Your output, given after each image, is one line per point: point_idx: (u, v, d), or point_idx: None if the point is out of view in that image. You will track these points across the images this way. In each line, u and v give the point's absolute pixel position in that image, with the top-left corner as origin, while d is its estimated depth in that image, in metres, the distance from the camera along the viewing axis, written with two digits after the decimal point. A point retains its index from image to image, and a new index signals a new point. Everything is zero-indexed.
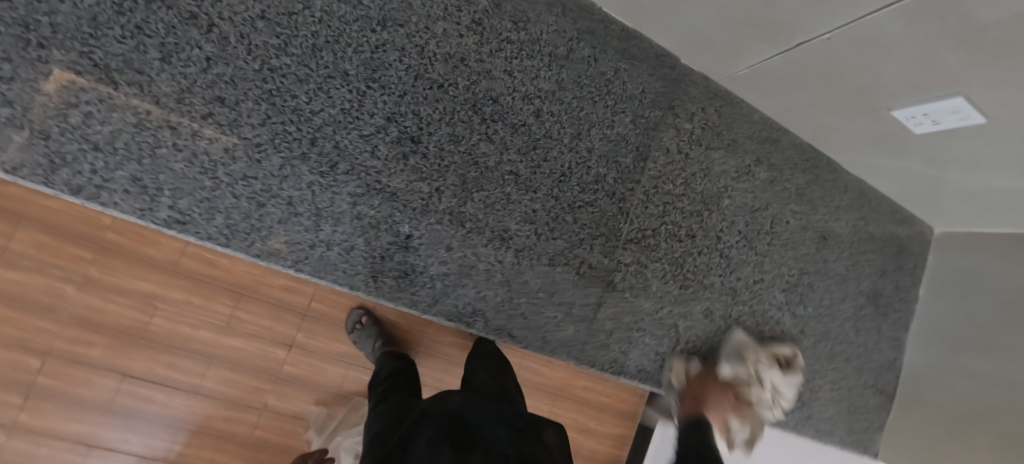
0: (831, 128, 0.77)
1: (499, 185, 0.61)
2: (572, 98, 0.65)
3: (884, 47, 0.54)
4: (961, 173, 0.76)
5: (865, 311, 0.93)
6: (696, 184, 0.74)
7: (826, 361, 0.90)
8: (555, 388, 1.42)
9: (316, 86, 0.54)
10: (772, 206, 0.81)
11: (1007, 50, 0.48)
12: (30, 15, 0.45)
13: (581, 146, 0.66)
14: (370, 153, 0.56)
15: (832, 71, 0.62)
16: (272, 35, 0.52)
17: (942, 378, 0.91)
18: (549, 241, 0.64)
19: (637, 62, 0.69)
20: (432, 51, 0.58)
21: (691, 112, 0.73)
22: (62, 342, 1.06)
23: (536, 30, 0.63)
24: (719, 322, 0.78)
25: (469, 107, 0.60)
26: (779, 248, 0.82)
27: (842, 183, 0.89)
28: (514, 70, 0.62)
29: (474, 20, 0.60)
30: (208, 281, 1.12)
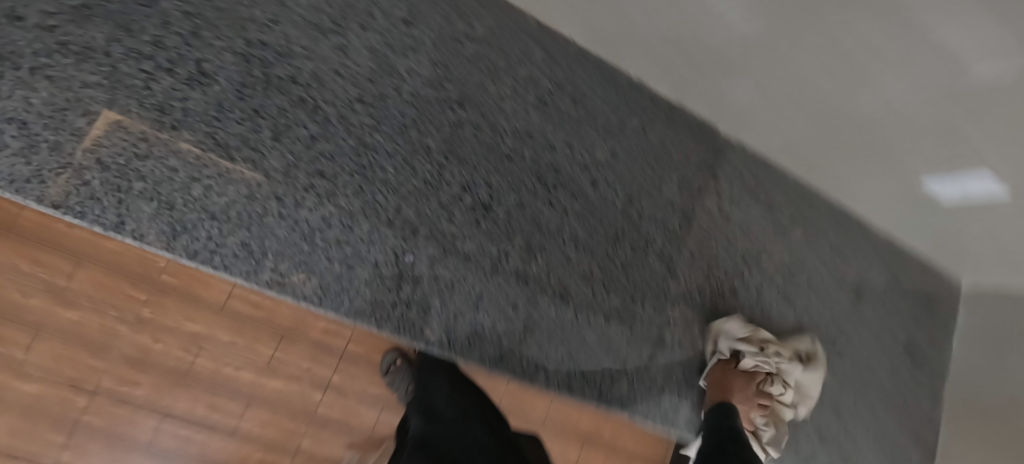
0: (860, 191, 0.82)
1: (560, 247, 0.67)
2: (624, 166, 0.71)
3: (916, 124, 0.60)
4: (989, 236, 0.79)
5: (900, 363, 0.95)
6: (736, 243, 0.79)
7: (867, 415, 0.91)
8: None
9: (403, 160, 0.60)
10: (806, 261, 0.86)
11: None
12: (165, 100, 0.52)
13: (632, 210, 0.71)
14: (448, 220, 0.61)
15: (866, 143, 0.68)
16: (368, 115, 0.59)
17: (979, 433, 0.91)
18: (605, 299, 0.69)
19: (680, 133, 0.75)
20: (504, 127, 0.65)
21: (730, 176, 0.79)
22: (109, 380, 1.02)
23: (592, 106, 0.70)
24: (762, 377, 0.80)
25: (534, 175, 0.66)
26: (814, 302, 0.86)
27: (870, 239, 0.93)
28: (573, 142, 0.68)
29: (539, 100, 0.67)
30: (254, 322, 1.09)
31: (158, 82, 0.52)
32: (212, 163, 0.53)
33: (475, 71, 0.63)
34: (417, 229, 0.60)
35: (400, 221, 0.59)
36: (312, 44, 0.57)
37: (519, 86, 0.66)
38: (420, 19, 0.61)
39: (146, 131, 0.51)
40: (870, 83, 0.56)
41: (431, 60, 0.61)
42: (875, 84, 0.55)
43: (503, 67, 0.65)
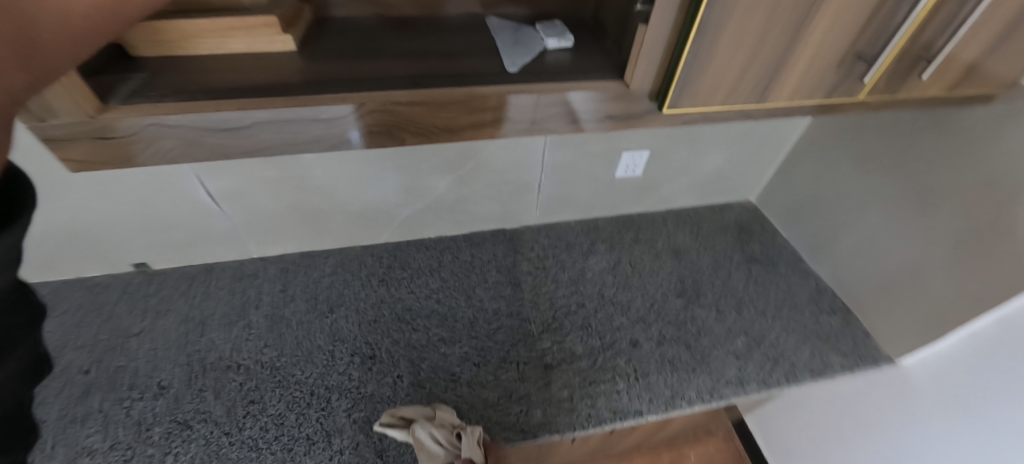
0: (615, 202, 1.16)
1: (437, 351, 0.91)
2: (456, 281, 1.03)
3: (568, 165, 1.02)
4: (696, 166, 1.12)
5: (753, 269, 1.11)
6: (562, 276, 1.06)
7: (762, 319, 1.01)
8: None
9: (306, 361, 0.88)
10: (624, 257, 1.11)
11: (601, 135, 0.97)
12: (140, 415, 0.81)
13: (475, 300, 1.00)
14: (348, 379, 0.86)
15: (569, 185, 1.07)
16: (274, 351, 0.90)
17: (858, 266, 1.02)
18: (488, 365, 0.89)
19: (482, 244, 1.11)
20: (365, 307, 0.98)
21: (531, 245, 1.12)
22: None
23: (416, 264, 1.06)
24: (648, 344, 0.95)
25: (397, 321, 0.95)
26: (650, 275, 1.08)
27: (659, 217, 1.22)
28: (413, 289, 1.01)
29: (380, 280, 1.03)
30: None
31: (135, 406, 0.81)
32: (177, 437, 0.78)
33: (333, 291, 1.00)
34: (330, 396, 0.84)
35: (316, 399, 0.83)
36: (227, 332, 0.92)
37: (364, 280, 1.02)
38: (291, 284, 1.01)
39: (130, 441, 0.78)
40: (520, 161, 0.98)
41: (304, 299, 0.98)
42: (522, 162, 0.98)
43: (351, 278, 1.03)
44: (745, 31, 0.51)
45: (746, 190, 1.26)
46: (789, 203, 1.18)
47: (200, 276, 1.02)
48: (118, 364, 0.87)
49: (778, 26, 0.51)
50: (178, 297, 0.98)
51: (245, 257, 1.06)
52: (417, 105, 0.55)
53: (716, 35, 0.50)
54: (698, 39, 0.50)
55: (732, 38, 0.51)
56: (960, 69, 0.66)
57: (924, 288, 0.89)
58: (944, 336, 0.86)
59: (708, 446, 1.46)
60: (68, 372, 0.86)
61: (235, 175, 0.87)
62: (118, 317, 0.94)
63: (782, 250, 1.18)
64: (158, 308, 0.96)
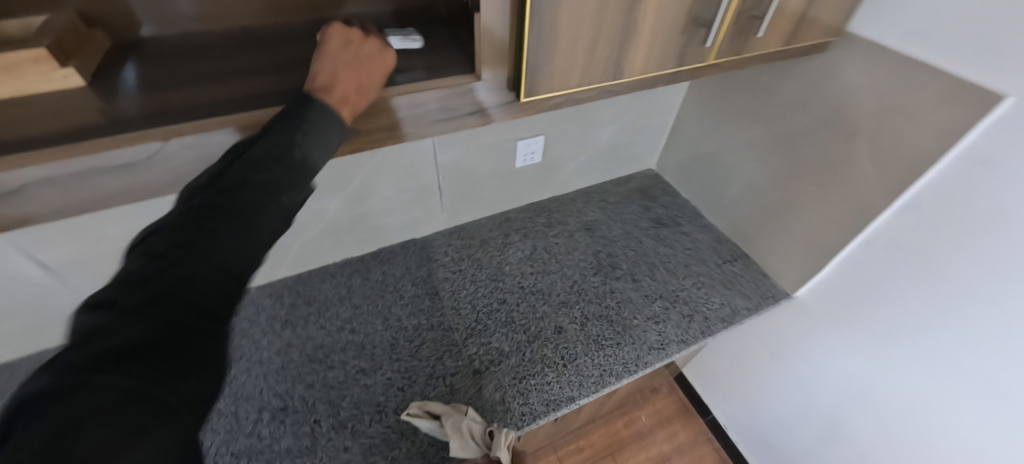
0: (522, 191, 1.15)
1: (357, 383, 0.85)
2: (368, 304, 0.97)
3: (464, 164, 0.99)
4: (593, 143, 1.13)
5: (662, 233, 1.16)
6: (480, 276, 1.03)
7: (675, 279, 1.05)
8: (633, 433, 1.46)
9: (205, 430, 0.78)
10: (540, 244, 1.11)
11: (489, 130, 0.94)
12: None
13: (392, 321, 0.94)
14: (259, 439, 0.77)
15: (470, 183, 1.04)
16: None
17: (748, 212, 1.10)
18: (413, 386, 0.84)
19: (392, 259, 1.05)
20: (269, 354, 0.89)
21: (444, 250, 1.08)
22: None
23: (322, 294, 0.98)
24: (573, 326, 0.95)
25: (308, 361, 0.88)
26: (567, 257, 1.08)
27: (568, 199, 1.23)
28: (322, 323, 0.94)
29: (284, 321, 0.94)
30: None
31: None
32: None
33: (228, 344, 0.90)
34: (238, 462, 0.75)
35: None
36: None
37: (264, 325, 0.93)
38: None
39: None
40: (411, 167, 0.93)
41: None
42: (413, 168, 0.93)
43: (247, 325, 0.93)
44: (582, 7, 0.49)
45: (646, 158, 1.31)
46: (682, 163, 1.24)
47: None
48: None
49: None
50: None
51: None
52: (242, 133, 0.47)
53: (553, 17, 0.48)
54: (536, 22, 0.48)
55: (572, 14, 0.49)
56: (792, 20, 0.70)
57: (801, 223, 0.97)
58: (823, 266, 0.94)
59: (656, 404, 1.53)
60: None
61: (72, 238, 0.74)
62: None
63: (684, 209, 1.24)
64: None
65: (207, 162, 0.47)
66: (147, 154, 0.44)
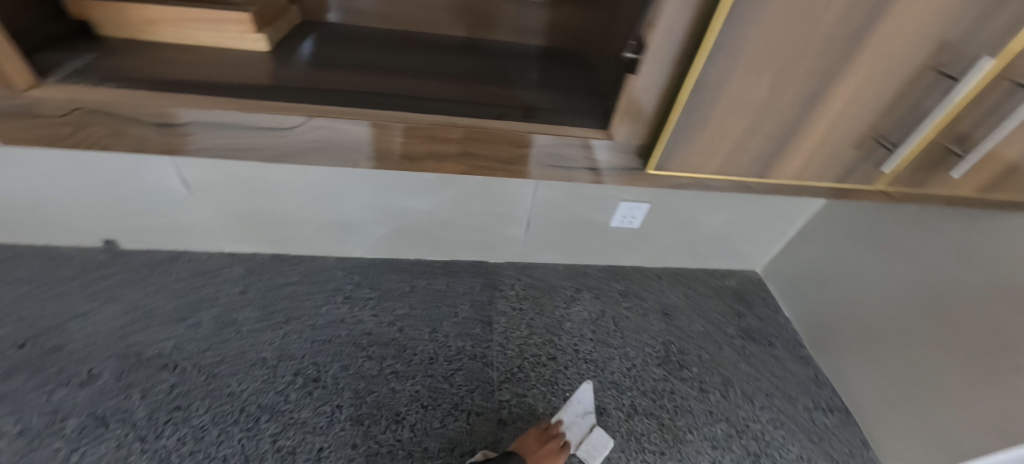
0: (607, 251, 1.09)
1: (385, 384, 0.84)
2: (423, 311, 0.97)
3: (559, 207, 0.96)
4: (699, 228, 1.04)
5: (748, 348, 1.02)
6: (537, 322, 0.98)
7: (748, 406, 0.91)
8: None
9: (245, 373, 0.83)
10: (608, 312, 1.03)
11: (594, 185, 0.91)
12: (59, 403, 0.75)
13: (438, 335, 0.93)
14: (284, 401, 0.80)
15: (558, 227, 1.01)
16: (215, 356, 0.84)
17: (863, 363, 0.92)
18: (436, 410, 0.81)
19: (459, 274, 1.05)
20: (321, 323, 0.92)
21: (511, 282, 1.05)
22: None
23: (386, 285, 1.01)
24: (616, 414, 0.86)
25: (351, 344, 0.89)
26: (633, 336, 0.99)
27: (652, 274, 1.14)
28: (376, 312, 0.95)
29: (345, 297, 0.97)
30: None
31: (56, 392, 0.77)
32: (89, 434, 0.73)
33: (293, 301, 0.95)
34: (260, 416, 0.78)
35: (246, 416, 0.77)
36: (172, 329, 0.88)
37: (328, 295, 0.97)
38: (253, 286, 0.97)
39: (38, 430, 0.72)
40: (508, 195, 0.92)
41: (260, 306, 0.93)
42: (510, 197, 0.93)
43: (314, 290, 0.98)
44: (748, 94, 0.45)
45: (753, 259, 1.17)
46: (794, 279, 1.09)
47: (164, 264, 0.98)
48: (52, 345, 0.83)
49: (787, 94, 0.46)
50: (134, 283, 0.94)
51: (214, 251, 1.02)
52: (371, 127, 0.47)
53: (712, 96, 0.44)
54: (692, 97, 0.44)
55: (737, 98, 0.45)
56: (999, 171, 0.57)
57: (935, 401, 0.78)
58: None
59: None
60: (3, 345, 0.82)
61: (213, 172, 0.83)
62: (68, 294, 0.90)
63: (782, 330, 1.08)
64: (111, 292, 0.92)
65: (332, 145, 0.49)
66: (291, 124, 0.47)
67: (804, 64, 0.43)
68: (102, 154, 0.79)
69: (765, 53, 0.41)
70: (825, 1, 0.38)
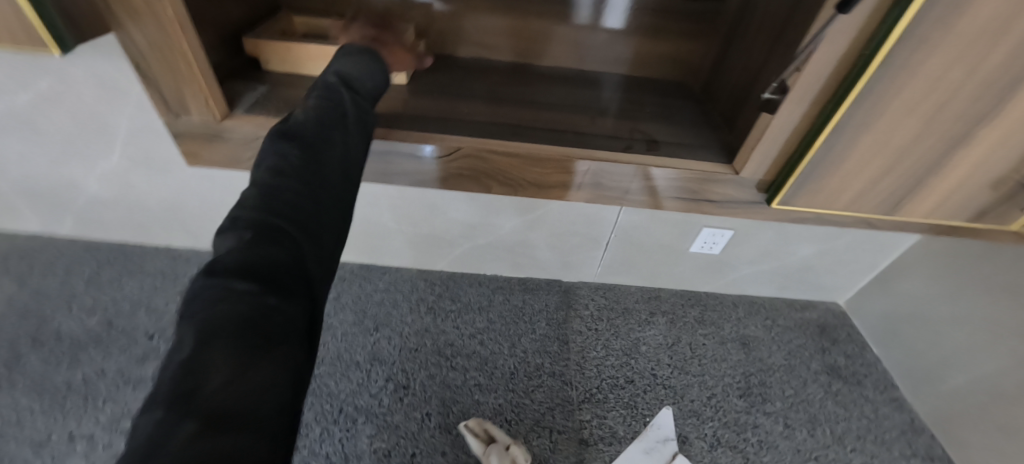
0: (683, 276, 1.09)
1: (470, 395, 0.87)
2: (502, 325, 1.00)
3: (641, 231, 0.97)
4: (782, 257, 1.02)
5: (835, 386, 0.97)
6: (613, 344, 0.99)
7: (838, 447, 0.87)
8: None
9: (342, 374, 0.88)
10: (685, 337, 1.02)
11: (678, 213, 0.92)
12: None
13: (518, 350, 0.95)
14: (378, 404, 0.84)
15: (637, 250, 1.02)
16: (315, 356, 0.91)
17: (971, 411, 0.87)
18: (519, 424, 0.84)
19: (535, 291, 1.08)
20: (408, 331, 0.97)
21: (586, 302, 1.07)
22: None
23: (467, 298, 1.05)
24: (698, 443, 0.85)
25: (436, 353, 0.93)
26: (711, 364, 0.98)
27: (728, 301, 1.12)
28: (459, 324, 0.99)
29: (429, 308, 1.02)
30: None
31: None
32: None
33: (382, 308, 1.01)
34: (357, 417, 0.83)
35: (344, 416, 0.82)
36: None
37: (413, 305, 1.02)
38: (345, 292, 1.04)
39: None
40: (591, 218, 0.94)
41: (352, 311, 1.00)
42: (593, 220, 0.95)
43: (401, 299, 1.03)
44: (887, 136, 0.48)
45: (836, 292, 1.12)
46: (885, 316, 1.04)
47: None
48: (178, 335, 0.92)
49: (929, 137, 0.48)
50: None
51: None
52: (511, 157, 0.54)
53: (851, 136, 0.49)
54: (832, 136, 0.49)
55: (874, 140, 0.49)
56: None
57: None
58: None
59: None
60: (137, 333, 0.92)
61: None
62: (188, 289, 1.00)
63: (870, 368, 1.03)
64: None
65: (474, 171, 0.56)
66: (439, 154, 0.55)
67: (950, 110, 0.46)
68: (226, 171, 0.87)
69: (909, 100, 0.45)
70: (983, 53, 0.41)
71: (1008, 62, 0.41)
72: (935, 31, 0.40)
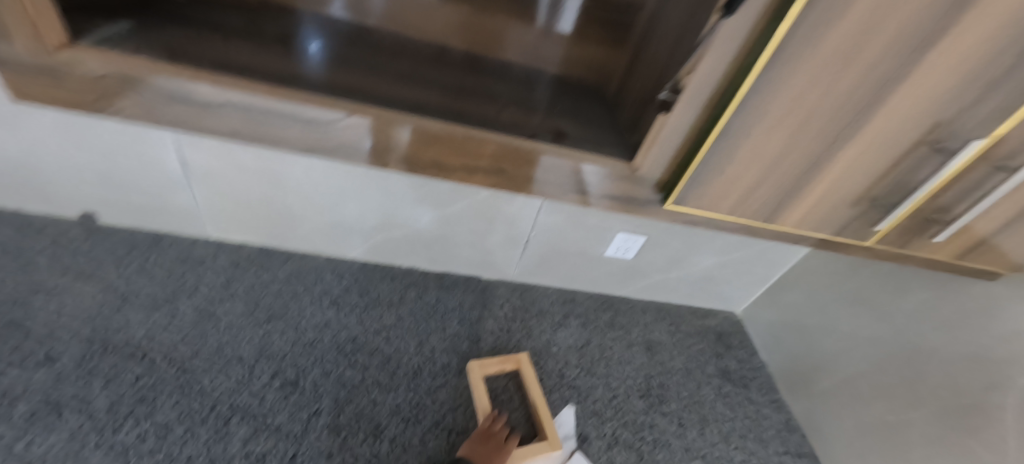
0: (598, 279, 1.11)
1: (367, 394, 0.81)
2: (412, 321, 0.95)
3: (558, 231, 0.98)
4: (687, 266, 1.07)
5: (726, 388, 1.04)
6: (525, 344, 0.98)
7: (723, 445, 0.93)
8: None
9: (219, 370, 0.79)
10: (594, 339, 1.04)
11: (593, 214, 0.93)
12: (10, 384, 0.69)
13: (426, 349, 0.91)
14: (259, 403, 0.76)
15: (554, 250, 1.02)
16: (189, 349, 0.80)
17: (835, 413, 0.96)
18: (417, 424, 0.80)
19: (451, 288, 1.05)
20: (306, 325, 0.89)
21: (501, 302, 1.05)
22: None
23: (376, 292, 0.99)
24: (598, 442, 0.86)
25: (335, 349, 0.87)
26: (617, 365, 1.00)
27: (638, 307, 1.16)
28: (363, 318, 0.93)
29: (333, 300, 0.95)
30: None
31: (8, 372, 0.70)
32: (40, 421, 0.66)
33: (278, 298, 0.92)
34: (232, 416, 0.74)
35: (216, 415, 0.73)
36: (146, 315, 0.83)
37: (315, 296, 0.95)
38: (238, 280, 0.93)
39: None
40: (511, 214, 0.93)
41: (244, 300, 0.90)
42: (512, 217, 0.94)
43: (302, 289, 0.95)
44: (764, 152, 0.53)
45: (733, 302, 1.21)
46: (772, 325, 1.13)
47: (146, 248, 0.94)
48: (13, 319, 0.77)
49: (796, 153, 0.53)
50: (110, 263, 0.89)
51: (199, 239, 0.98)
52: (412, 133, 0.51)
53: (736, 141, 0.52)
54: (720, 138, 0.52)
55: (753, 149, 0.53)
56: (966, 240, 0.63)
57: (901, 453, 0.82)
58: None
59: None
60: None
61: (223, 150, 0.80)
62: (35, 267, 0.85)
63: (757, 372, 1.12)
64: (83, 270, 0.87)
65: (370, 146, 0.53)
66: (333, 120, 0.50)
67: (813, 134, 0.51)
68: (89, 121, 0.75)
69: (782, 119, 0.50)
70: (839, 74, 0.45)
71: (858, 86, 0.46)
72: (802, 48, 0.43)
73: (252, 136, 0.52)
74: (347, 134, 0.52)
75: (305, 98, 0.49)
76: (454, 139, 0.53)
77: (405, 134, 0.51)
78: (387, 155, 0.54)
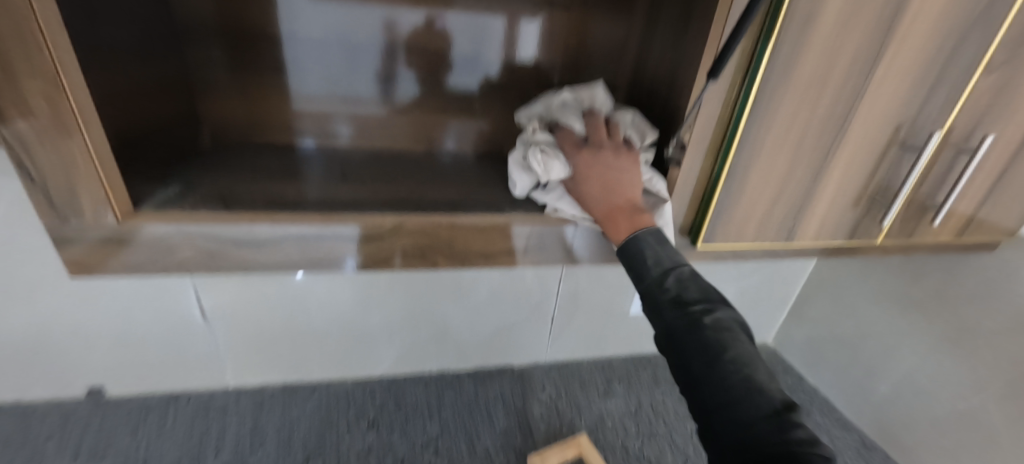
0: (628, 338, 1.10)
1: None
2: (457, 425, 0.90)
3: (581, 297, 0.99)
4: None
5: None
6: (578, 422, 0.94)
7: None
8: None
9: None
10: (644, 400, 1.01)
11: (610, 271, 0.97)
12: None
13: (479, 451, 0.85)
14: None
15: (580, 317, 1.03)
16: None
17: (906, 422, 0.93)
18: None
19: (487, 380, 1.01)
20: (349, 455, 0.83)
21: (541, 383, 1.02)
22: None
23: (413, 402, 0.94)
24: None
25: None
26: (676, 423, 0.96)
27: None
28: (407, 434, 0.88)
29: (372, 421, 0.89)
30: None
31: None
32: None
33: (314, 432, 0.86)
34: None
35: None
36: None
37: (352, 422, 0.89)
38: (266, 423, 0.88)
39: None
40: (535, 290, 0.95)
41: (277, 442, 0.84)
42: (536, 292, 0.96)
43: (336, 417, 0.90)
44: (771, 179, 0.59)
45: (762, 332, 1.21)
46: (808, 347, 1.13)
47: (162, 409, 0.88)
48: None
49: (797, 175, 0.59)
50: (126, 435, 0.83)
51: (218, 387, 0.93)
52: (456, 229, 0.55)
53: (744, 177, 0.57)
54: (730, 179, 0.57)
55: (761, 179, 0.58)
56: (960, 221, 0.69)
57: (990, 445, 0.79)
58: None
59: None
60: None
61: (241, 291, 0.81)
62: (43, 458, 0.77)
63: (812, 398, 1.09)
64: (97, 448, 0.80)
65: (416, 251, 0.55)
66: (379, 235, 0.53)
67: (807, 155, 0.58)
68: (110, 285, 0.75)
69: (778, 147, 0.56)
70: (815, 102, 0.53)
71: (832, 108, 0.54)
72: (781, 88, 0.51)
73: (302, 263, 0.53)
74: (394, 245, 0.54)
75: (354, 216, 0.52)
76: (493, 227, 0.56)
77: (449, 231, 0.55)
78: (433, 254, 0.56)
